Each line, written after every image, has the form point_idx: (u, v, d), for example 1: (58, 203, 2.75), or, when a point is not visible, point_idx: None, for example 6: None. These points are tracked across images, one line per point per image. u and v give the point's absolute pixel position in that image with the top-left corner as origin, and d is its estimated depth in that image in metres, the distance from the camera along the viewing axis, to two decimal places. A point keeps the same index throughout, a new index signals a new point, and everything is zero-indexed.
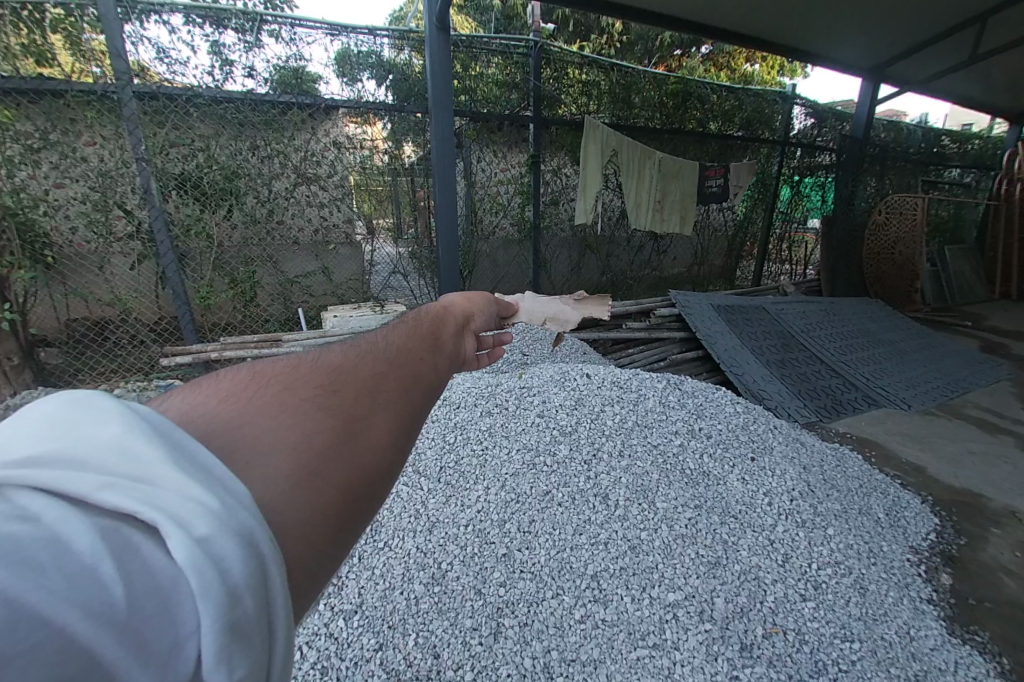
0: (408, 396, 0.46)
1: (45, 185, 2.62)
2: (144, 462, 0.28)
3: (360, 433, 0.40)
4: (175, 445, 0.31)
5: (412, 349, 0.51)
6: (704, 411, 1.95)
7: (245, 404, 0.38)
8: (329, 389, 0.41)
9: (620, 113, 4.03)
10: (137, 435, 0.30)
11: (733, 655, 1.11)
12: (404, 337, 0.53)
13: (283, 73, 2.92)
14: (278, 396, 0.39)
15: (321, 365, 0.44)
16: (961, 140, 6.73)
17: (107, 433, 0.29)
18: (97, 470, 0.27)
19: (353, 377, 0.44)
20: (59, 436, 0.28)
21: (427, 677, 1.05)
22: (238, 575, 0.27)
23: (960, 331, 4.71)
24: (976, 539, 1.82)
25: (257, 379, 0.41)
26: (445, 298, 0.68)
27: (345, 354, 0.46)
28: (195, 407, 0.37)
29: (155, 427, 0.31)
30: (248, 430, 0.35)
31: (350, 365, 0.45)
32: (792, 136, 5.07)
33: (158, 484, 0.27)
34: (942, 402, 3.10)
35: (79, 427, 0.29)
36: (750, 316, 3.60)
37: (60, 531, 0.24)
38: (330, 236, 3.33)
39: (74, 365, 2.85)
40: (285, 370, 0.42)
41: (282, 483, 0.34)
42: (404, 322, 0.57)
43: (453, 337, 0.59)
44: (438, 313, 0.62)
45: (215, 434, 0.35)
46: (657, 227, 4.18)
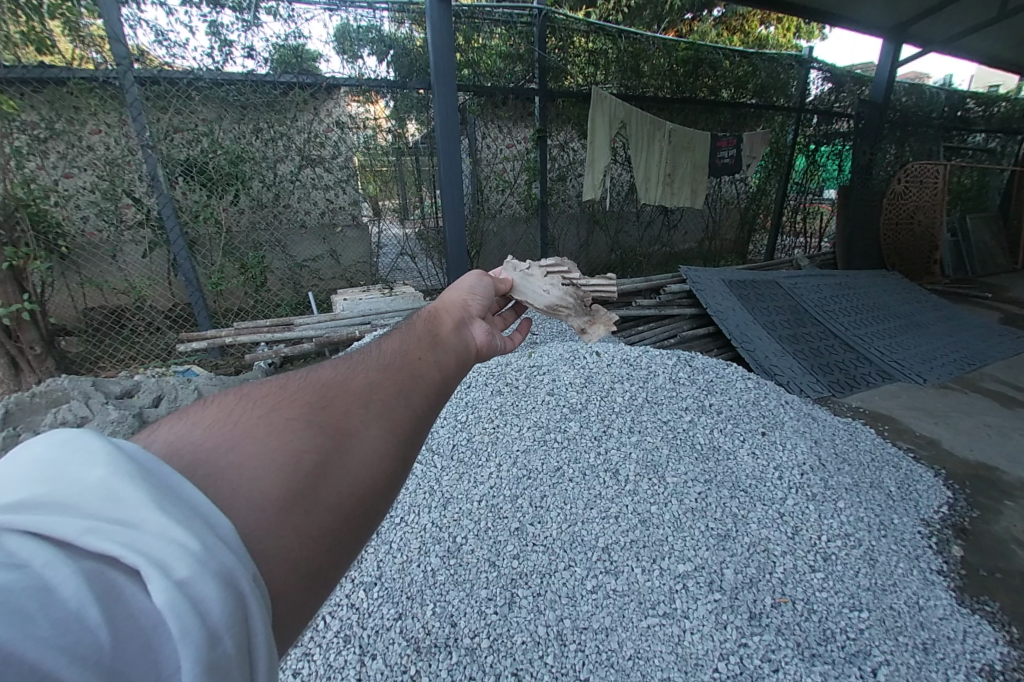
0: (401, 408, 0.46)
1: (54, 175, 2.63)
2: (127, 503, 0.27)
3: (349, 451, 0.40)
4: (159, 482, 0.30)
5: (403, 359, 0.51)
6: (715, 387, 1.94)
7: (232, 428, 0.37)
8: (318, 407, 0.41)
9: (628, 83, 3.90)
10: (121, 474, 0.29)
11: (741, 623, 1.13)
12: (394, 350, 0.53)
13: (283, 52, 2.87)
14: (266, 419, 0.38)
15: (310, 384, 0.44)
16: (987, 101, 6.42)
17: (91, 475, 0.28)
18: (82, 513, 0.26)
19: (341, 395, 0.44)
20: (43, 482, 0.27)
21: (445, 644, 1.09)
22: (216, 615, 0.25)
23: (979, 302, 4.59)
24: (989, 511, 1.81)
25: (247, 400, 0.40)
26: (451, 294, 0.71)
27: (336, 370, 0.47)
28: (182, 434, 0.36)
29: (141, 464, 0.30)
30: (234, 456, 0.35)
31: (341, 382, 0.45)
32: (808, 102, 4.87)
33: (139, 523, 0.26)
34: (959, 375, 3.04)
35: (65, 470, 0.28)
36: (762, 291, 3.54)
37: (47, 577, 0.23)
38: (337, 218, 3.32)
39: (94, 353, 2.91)
40: (273, 391, 0.42)
41: (270, 508, 0.33)
42: (395, 333, 0.57)
43: (452, 341, 0.60)
44: (435, 317, 0.63)
45: (202, 460, 0.34)
46: (667, 201, 4.09)
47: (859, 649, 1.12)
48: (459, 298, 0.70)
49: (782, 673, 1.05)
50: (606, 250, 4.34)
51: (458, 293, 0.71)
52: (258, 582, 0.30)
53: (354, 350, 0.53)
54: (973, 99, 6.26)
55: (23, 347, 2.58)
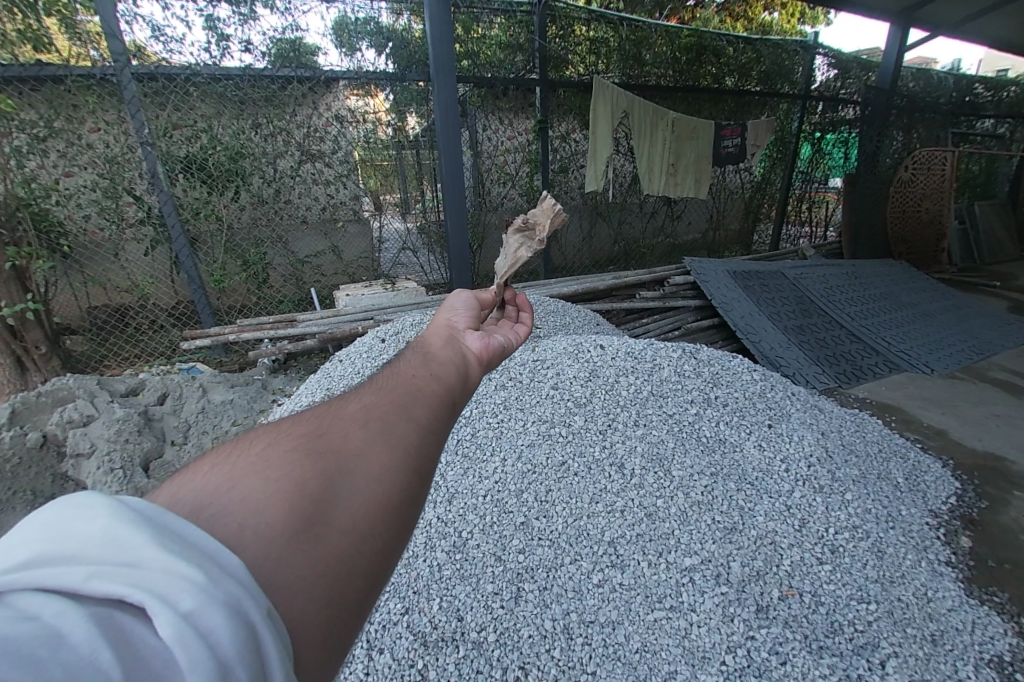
0: (401, 427, 0.45)
1: (54, 174, 2.63)
2: (133, 546, 0.26)
3: (351, 477, 0.39)
4: (163, 524, 0.29)
5: (398, 381, 0.52)
6: (720, 379, 1.93)
7: (233, 472, 0.36)
8: (315, 441, 0.41)
9: (630, 71, 3.85)
10: (125, 519, 0.28)
11: (749, 616, 1.13)
12: (389, 377, 0.53)
13: (281, 46, 2.84)
14: (263, 459, 0.38)
15: (307, 423, 0.44)
16: (996, 86, 6.31)
17: (93, 525, 0.27)
18: (86, 562, 0.25)
19: (337, 426, 0.43)
20: (44, 539, 0.26)
21: (452, 638, 1.10)
22: (228, 646, 0.24)
23: (987, 291, 4.53)
24: (997, 501, 1.79)
25: (246, 445, 0.40)
26: (441, 319, 0.72)
27: (333, 404, 0.48)
28: (183, 483, 0.36)
29: (145, 510, 0.30)
30: (235, 497, 0.34)
31: (337, 415, 0.45)
32: (814, 89, 4.80)
33: (145, 563, 0.25)
34: (967, 364, 3.02)
35: (68, 521, 0.28)
36: (767, 281, 3.51)
37: (54, 624, 0.21)
38: (338, 213, 3.32)
39: (98, 351, 2.92)
40: (271, 431, 0.43)
41: (274, 542, 0.33)
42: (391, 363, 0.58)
43: (447, 356, 0.60)
44: (428, 342, 0.64)
45: (206, 504, 0.34)
46: (670, 192, 4.05)
47: (866, 641, 1.12)
48: (450, 323, 0.70)
49: (790, 665, 1.05)
50: (609, 242, 4.31)
51: (448, 319, 0.72)
52: (270, 614, 0.29)
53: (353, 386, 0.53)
54: (982, 83, 6.15)
55: (29, 347, 2.55)
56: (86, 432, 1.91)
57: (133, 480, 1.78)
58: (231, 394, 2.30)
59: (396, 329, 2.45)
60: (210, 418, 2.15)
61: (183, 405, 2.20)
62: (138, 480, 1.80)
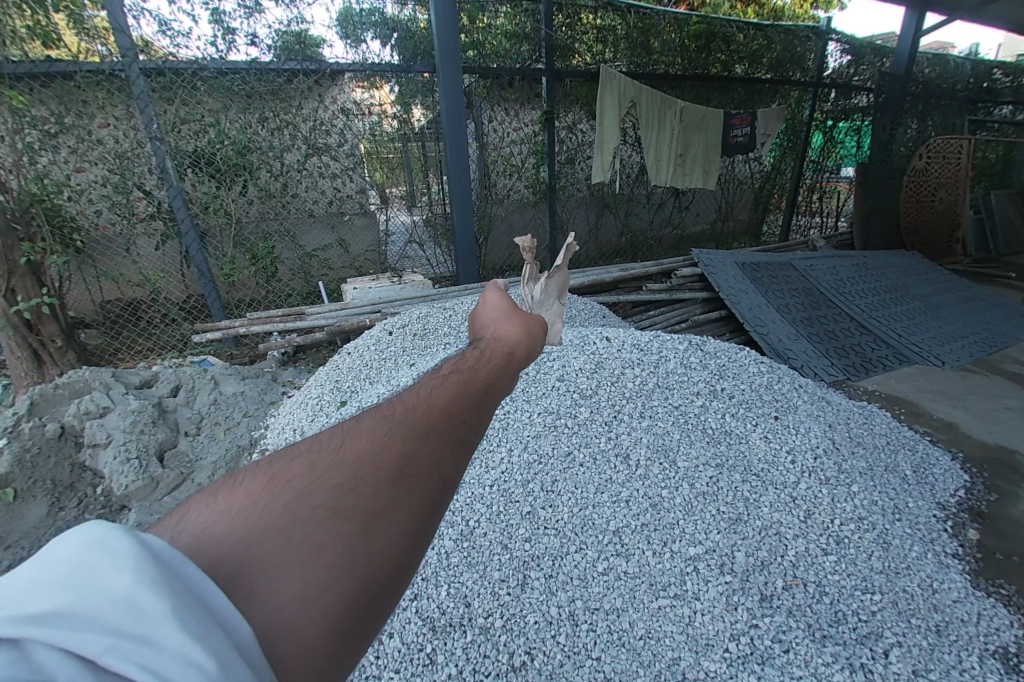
0: (438, 473, 0.42)
1: (67, 170, 2.66)
2: (152, 619, 0.25)
3: (379, 530, 0.37)
4: (184, 587, 0.28)
5: (447, 416, 0.46)
6: (727, 371, 1.92)
7: (265, 513, 0.34)
8: (352, 483, 0.38)
9: (638, 60, 3.79)
10: (147, 583, 0.27)
11: (752, 605, 1.14)
12: (439, 397, 0.47)
13: (286, 38, 2.83)
14: (296, 502, 0.35)
15: (348, 450, 0.41)
16: (1015, 72, 6.14)
17: (116, 584, 0.26)
18: (103, 628, 0.24)
19: (373, 470, 0.39)
20: (67, 588, 0.25)
21: (460, 623, 1.12)
22: None
23: (1002, 282, 4.45)
24: (1007, 494, 1.78)
25: (281, 475, 0.37)
26: (499, 326, 0.64)
27: (373, 431, 0.43)
28: (212, 515, 0.34)
29: (168, 564, 0.28)
30: (260, 546, 0.32)
31: (379, 447, 0.41)
32: (826, 76, 4.70)
33: (156, 643, 0.24)
34: (979, 357, 2.96)
35: (93, 574, 0.26)
36: (776, 273, 3.47)
37: None
38: (345, 207, 3.33)
39: (113, 345, 2.97)
40: (305, 464, 0.39)
41: (293, 603, 0.31)
42: (441, 376, 0.52)
43: (499, 384, 0.54)
44: (486, 356, 0.57)
45: (228, 556, 0.31)
46: (679, 182, 4.00)
47: (870, 631, 1.12)
48: (511, 327, 0.64)
49: (793, 653, 1.06)
50: (616, 234, 4.29)
51: (509, 322, 0.65)
52: None
53: (398, 398, 0.48)
54: (1000, 69, 5.99)
55: (44, 341, 2.58)
56: (103, 423, 1.94)
57: (148, 470, 1.83)
58: (242, 387, 2.34)
59: (404, 321, 2.46)
60: (222, 410, 2.19)
61: (196, 397, 2.24)
62: (153, 470, 1.85)
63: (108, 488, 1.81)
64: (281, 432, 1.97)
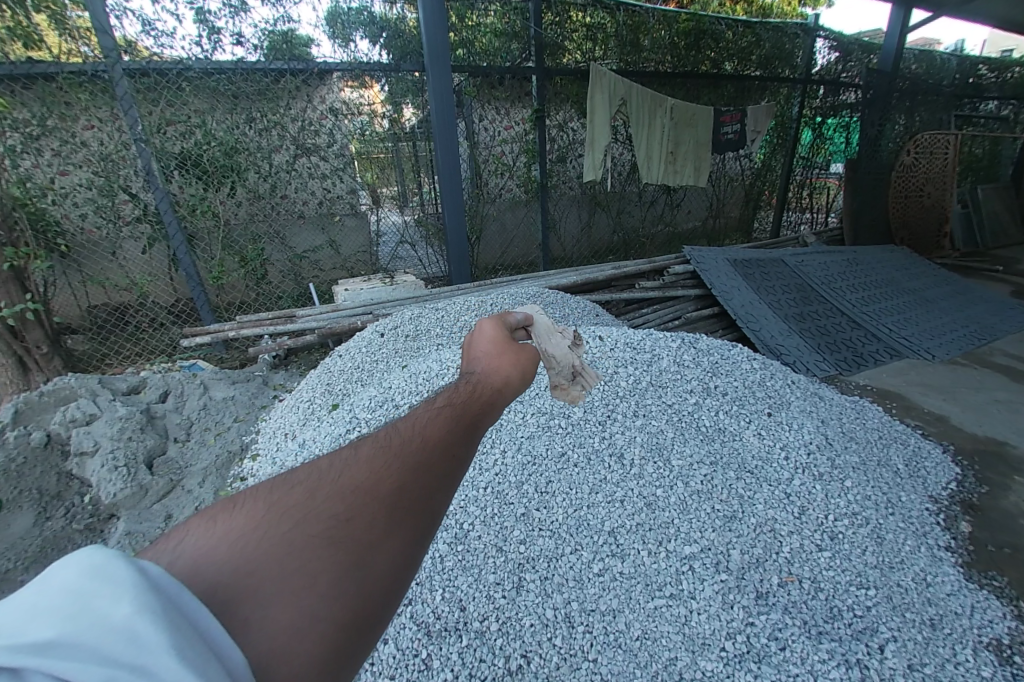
0: (429, 506, 0.41)
1: (50, 173, 2.61)
2: (150, 652, 0.23)
3: (368, 564, 0.36)
4: (181, 619, 0.26)
5: (443, 446, 0.44)
6: (720, 368, 1.93)
7: (262, 542, 0.33)
8: (344, 517, 0.37)
9: (628, 57, 3.79)
10: (147, 613, 0.25)
11: (748, 603, 1.14)
12: (434, 425, 0.46)
13: (273, 38, 2.79)
14: (292, 532, 0.34)
15: (344, 478, 0.39)
16: (1000, 68, 6.21)
17: (115, 612, 0.24)
18: (99, 661, 0.22)
19: (366, 504, 0.38)
20: (65, 616, 0.23)
21: (456, 628, 1.11)
22: None
23: (990, 275, 4.50)
24: (998, 486, 1.80)
25: (280, 503, 0.36)
26: (499, 349, 0.61)
27: (369, 460, 0.41)
28: (211, 538, 0.32)
29: (167, 597, 0.27)
30: (256, 577, 0.32)
31: (376, 477, 0.40)
32: (815, 72, 4.73)
33: (155, 673, 0.23)
34: (969, 350, 2.99)
35: (91, 602, 0.25)
36: (768, 269, 3.49)
37: None
38: (335, 207, 3.31)
39: (100, 351, 2.91)
40: (302, 492, 0.38)
41: (284, 633, 0.30)
42: (440, 401, 0.50)
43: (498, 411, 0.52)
44: (485, 381, 0.55)
45: (221, 586, 0.30)
46: (670, 179, 4.01)
47: (865, 626, 1.12)
48: (510, 351, 0.62)
49: (789, 651, 1.06)
50: (608, 232, 4.29)
51: (510, 344, 0.63)
52: None
53: (396, 424, 0.46)
54: (985, 65, 6.05)
55: (29, 348, 2.54)
56: (89, 430, 1.91)
57: (136, 478, 1.80)
58: (232, 391, 2.31)
59: (395, 323, 2.44)
60: (212, 415, 2.17)
61: (185, 402, 2.20)
62: (142, 477, 1.82)
63: (95, 496, 1.78)
64: (272, 437, 1.95)
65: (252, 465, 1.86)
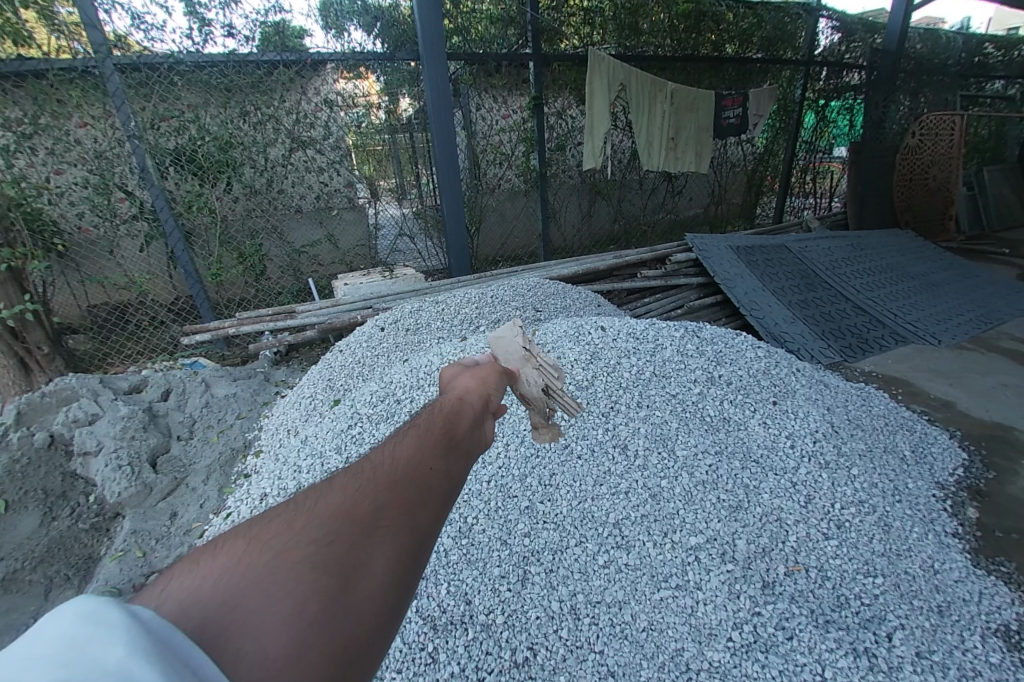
0: (411, 520, 0.41)
1: (44, 172, 2.59)
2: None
3: (356, 582, 0.35)
4: (180, 660, 0.24)
5: (418, 463, 0.45)
6: (725, 357, 1.92)
7: (246, 574, 0.32)
8: (326, 539, 0.36)
9: (627, 42, 3.72)
10: (143, 656, 0.22)
11: (755, 593, 1.13)
12: (406, 448, 0.47)
13: (265, 30, 2.75)
14: (276, 559, 0.34)
15: (323, 506, 0.40)
16: (1007, 46, 6.10)
17: (109, 653, 0.22)
18: None
19: (347, 525, 0.38)
20: (55, 660, 0.21)
21: (461, 621, 1.11)
22: None
23: (995, 258, 4.45)
24: (1005, 471, 1.79)
25: (261, 537, 0.36)
26: (461, 376, 0.64)
27: (345, 488, 0.42)
28: (193, 580, 0.31)
29: (164, 642, 0.24)
30: (242, 607, 0.30)
31: (353, 501, 0.40)
32: (817, 54, 4.64)
33: None
34: (975, 334, 2.97)
35: (83, 646, 0.22)
36: (771, 255, 3.45)
37: None
38: (333, 201, 3.29)
39: (101, 350, 2.91)
40: (280, 526, 0.37)
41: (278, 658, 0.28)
42: (411, 428, 0.51)
43: (470, 427, 0.53)
44: (453, 401, 0.56)
45: (211, 621, 0.28)
46: (671, 166, 3.97)
47: (873, 615, 1.12)
48: (472, 376, 0.64)
49: (796, 640, 1.06)
50: (609, 220, 4.26)
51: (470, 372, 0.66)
52: None
53: (369, 456, 0.47)
54: (991, 43, 5.94)
55: (30, 348, 2.54)
56: (92, 430, 1.92)
57: (141, 477, 1.81)
58: (234, 388, 2.31)
59: (395, 317, 2.42)
60: (214, 413, 2.17)
61: (188, 400, 2.20)
62: (146, 475, 1.82)
63: (100, 496, 1.78)
64: (276, 433, 1.95)
65: (256, 462, 1.87)
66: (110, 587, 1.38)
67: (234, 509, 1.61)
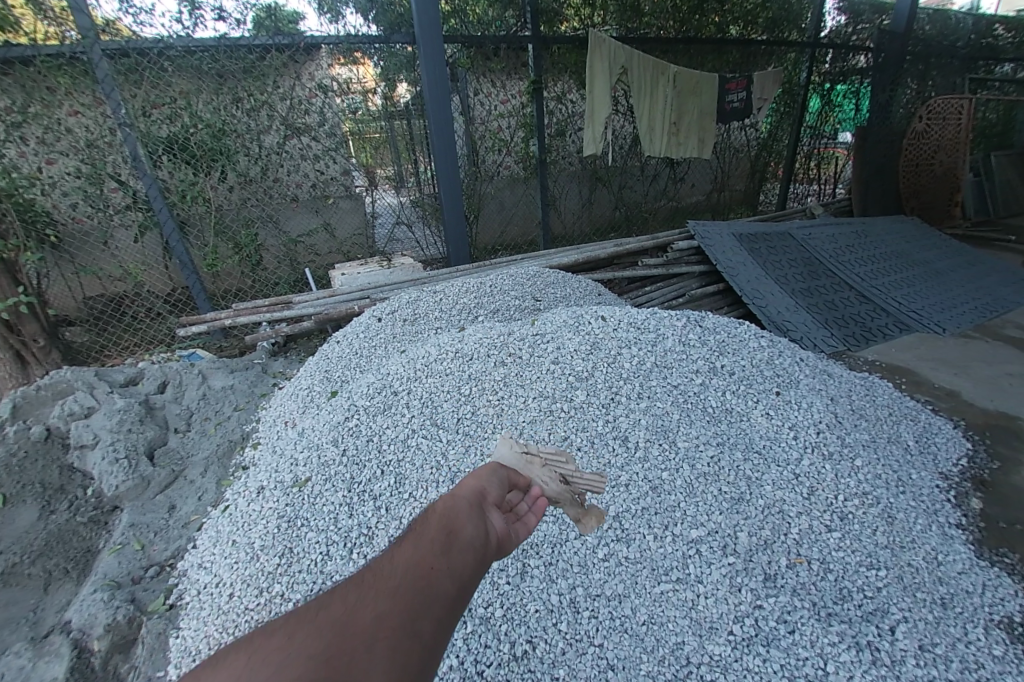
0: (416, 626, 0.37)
1: (36, 162, 2.55)
2: None
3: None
4: None
5: (415, 568, 0.41)
6: (727, 347, 1.90)
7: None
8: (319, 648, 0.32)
9: (628, 23, 3.64)
10: None
11: (756, 586, 1.13)
12: (403, 552, 0.44)
13: (259, 13, 2.69)
14: (261, 672, 0.29)
15: (317, 617, 0.35)
16: (1018, 27, 5.96)
17: None
18: None
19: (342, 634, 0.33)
20: None
21: (460, 614, 1.10)
22: None
23: (1001, 245, 4.41)
24: (1010, 461, 1.78)
25: (247, 656, 0.31)
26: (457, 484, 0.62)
27: (340, 604, 0.37)
28: None
29: None
30: None
31: (351, 609, 0.36)
32: (823, 35, 4.54)
33: None
34: (980, 322, 2.94)
35: None
36: (774, 243, 3.41)
37: None
38: (329, 189, 3.24)
39: (99, 342, 2.90)
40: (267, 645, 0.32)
41: None
42: (406, 539, 0.47)
43: (467, 523, 0.50)
44: (447, 505, 0.54)
45: None
46: (672, 152, 3.90)
47: (876, 608, 1.11)
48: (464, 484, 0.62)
49: (798, 633, 1.05)
50: (609, 207, 4.20)
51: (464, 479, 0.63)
52: None
53: (362, 575, 0.43)
54: (1001, 24, 5.81)
55: (26, 341, 2.52)
56: (89, 423, 1.92)
57: (138, 469, 1.81)
58: (231, 380, 2.30)
59: (393, 307, 2.40)
60: (211, 405, 2.16)
61: (184, 392, 2.20)
62: (144, 468, 1.82)
63: (98, 489, 1.78)
64: (273, 425, 1.94)
65: (253, 454, 1.86)
66: (108, 580, 1.37)
67: (231, 501, 1.60)
